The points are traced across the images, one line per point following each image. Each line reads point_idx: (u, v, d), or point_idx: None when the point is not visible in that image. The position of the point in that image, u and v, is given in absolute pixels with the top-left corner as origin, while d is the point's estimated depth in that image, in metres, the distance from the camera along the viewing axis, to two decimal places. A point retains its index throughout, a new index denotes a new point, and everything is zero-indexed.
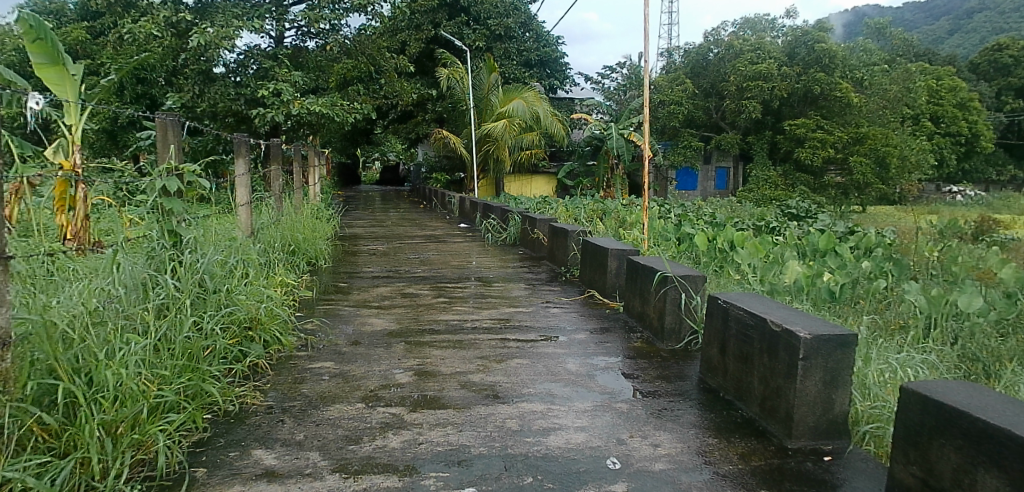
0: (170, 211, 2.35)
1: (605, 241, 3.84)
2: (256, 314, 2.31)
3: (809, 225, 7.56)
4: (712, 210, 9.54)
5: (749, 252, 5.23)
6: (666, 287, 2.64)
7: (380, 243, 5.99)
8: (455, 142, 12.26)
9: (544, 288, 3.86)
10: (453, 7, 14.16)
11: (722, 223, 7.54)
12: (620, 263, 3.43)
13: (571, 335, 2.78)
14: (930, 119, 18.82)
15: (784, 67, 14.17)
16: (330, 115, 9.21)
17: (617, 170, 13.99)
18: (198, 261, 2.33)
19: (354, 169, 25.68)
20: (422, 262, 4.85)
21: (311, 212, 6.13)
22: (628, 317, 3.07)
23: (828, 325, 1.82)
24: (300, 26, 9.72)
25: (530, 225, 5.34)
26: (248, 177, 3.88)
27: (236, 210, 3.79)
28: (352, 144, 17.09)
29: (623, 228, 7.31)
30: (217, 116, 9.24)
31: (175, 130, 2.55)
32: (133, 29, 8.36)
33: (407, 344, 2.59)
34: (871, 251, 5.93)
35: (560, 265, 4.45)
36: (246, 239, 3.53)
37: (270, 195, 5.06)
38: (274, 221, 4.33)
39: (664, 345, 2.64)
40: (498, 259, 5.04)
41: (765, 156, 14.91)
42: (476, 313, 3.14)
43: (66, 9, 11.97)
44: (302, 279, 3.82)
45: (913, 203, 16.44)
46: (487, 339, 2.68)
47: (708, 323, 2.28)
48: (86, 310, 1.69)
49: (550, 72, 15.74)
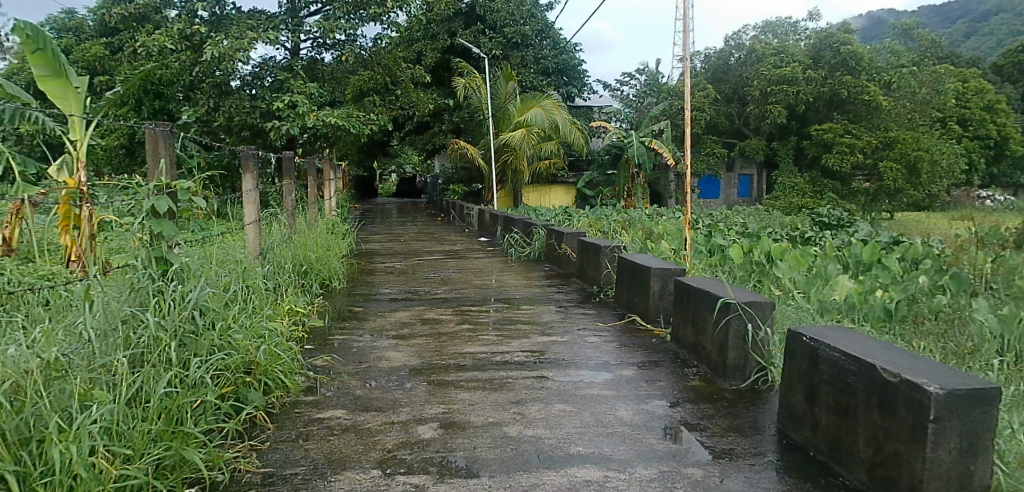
0: (160, 235, 2.05)
1: (643, 257, 3.49)
2: (256, 357, 2.00)
3: (848, 234, 7.08)
4: (741, 219, 9.12)
5: (790, 265, 4.83)
6: (728, 316, 2.28)
7: (398, 260, 5.68)
8: (472, 153, 11.97)
9: (576, 311, 3.50)
10: (468, 16, 14.01)
11: (754, 234, 7.11)
12: (664, 283, 3.06)
13: (616, 373, 2.42)
14: (957, 122, 18.17)
15: (809, 71, 13.74)
16: (346, 127, 8.99)
17: (638, 179, 13.61)
18: (191, 293, 2.02)
19: (371, 182, 25.64)
20: (443, 282, 4.51)
21: (325, 227, 5.85)
22: (678, 348, 2.71)
23: (957, 375, 1.44)
24: (315, 37, 9.54)
25: (556, 239, 5.00)
26: (256, 194, 3.58)
27: (244, 230, 3.49)
28: (368, 157, 16.93)
29: (650, 240, 6.92)
30: (233, 130, 9.07)
31: (168, 143, 2.26)
32: (147, 42, 8.23)
33: (430, 385, 2.25)
34: (919, 262, 5.49)
35: (592, 284, 4.09)
36: (252, 262, 3.23)
37: (282, 212, 4.77)
38: (285, 240, 4.04)
39: (727, 384, 2.28)
40: (522, 277, 4.70)
41: (791, 163, 14.40)
42: (505, 343, 2.80)
43: (85, 25, 11.97)
44: (315, 305, 3.51)
45: (945, 209, 15.82)
46: (521, 377, 2.33)
47: (789, 362, 1.91)
48: (44, 361, 1.40)
49: (568, 80, 15.44)
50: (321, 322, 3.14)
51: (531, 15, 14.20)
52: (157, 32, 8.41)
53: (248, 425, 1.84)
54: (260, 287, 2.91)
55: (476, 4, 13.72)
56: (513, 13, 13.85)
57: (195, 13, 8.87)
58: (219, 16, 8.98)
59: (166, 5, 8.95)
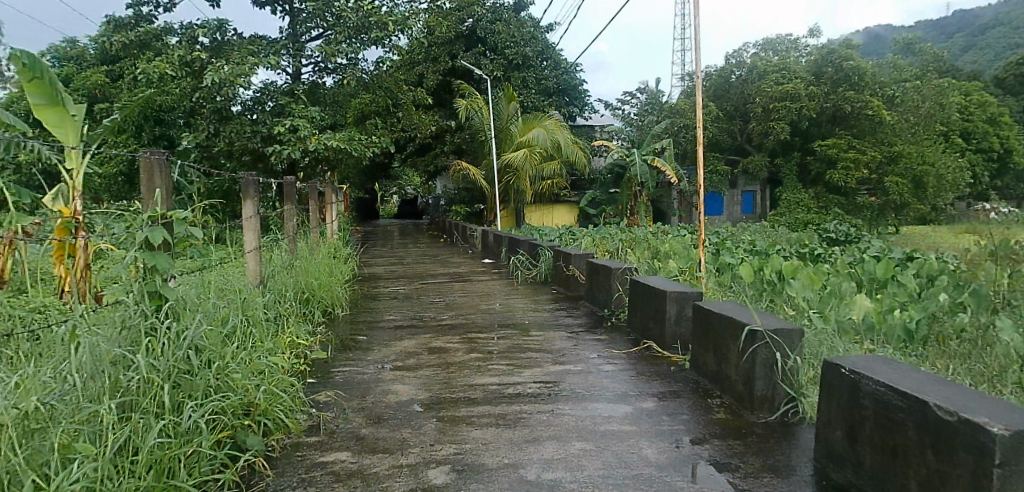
0: (155, 269, 1.95)
1: (658, 280, 3.38)
2: (256, 396, 1.88)
3: (859, 250, 6.95)
4: (749, 236, 9.01)
5: (804, 283, 4.68)
6: (754, 345, 2.17)
7: (402, 284, 5.56)
8: (475, 174, 11.89)
9: (588, 337, 3.37)
10: (469, 38, 14.09)
11: (763, 251, 6.99)
12: (681, 308, 2.94)
13: (636, 405, 2.29)
14: (960, 135, 18.13)
15: (811, 87, 13.74)
16: (347, 150, 8.94)
17: (641, 197, 13.51)
18: (186, 329, 1.91)
19: (372, 204, 25.62)
20: (448, 306, 4.38)
21: (327, 252, 5.75)
22: (700, 376, 2.58)
23: (1018, 414, 1.32)
24: (317, 62, 9.54)
25: (564, 261, 4.89)
26: (256, 220, 3.48)
27: (244, 257, 3.39)
28: (370, 179, 16.90)
29: (657, 259, 6.79)
30: (233, 155, 9.04)
31: (164, 171, 2.16)
32: (147, 69, 8.22)
33: (440, 422, 2.11)
34: (934, 278, 5.34)
35: (602, 307, 3.97)
36: (252, 291, 3.12)
37: (283, 238, 4.67)
38: (286, 267, 3.94)
39: (755, 417, 2.15)
40: (530, 300, 4.57)
41: (795, 179, 14.32)
42: (517, 374, 2.66)
43: (85, 53, 12.06)
44: (317, 335, 3.38)
45: (952, 223, 15.71)
46: (537, 411, 2.20)
47: (826, 395, 1.79)
48: (22, 413, 1.28)
49: (569, 100, 15.45)
50: (324, 354, 3.01)
51: (532, 36, 14.20)
52: (157, 58, 8.41)
53: (246, 472, 1.71)
54: (260, 319, 2.79)
55: (477, 26, 13.80)
56: (514, 34, 13.90)
57: (196, 40, 8.88)
58: (219, 42, 8.98)
59: (166, 32, 8.96)
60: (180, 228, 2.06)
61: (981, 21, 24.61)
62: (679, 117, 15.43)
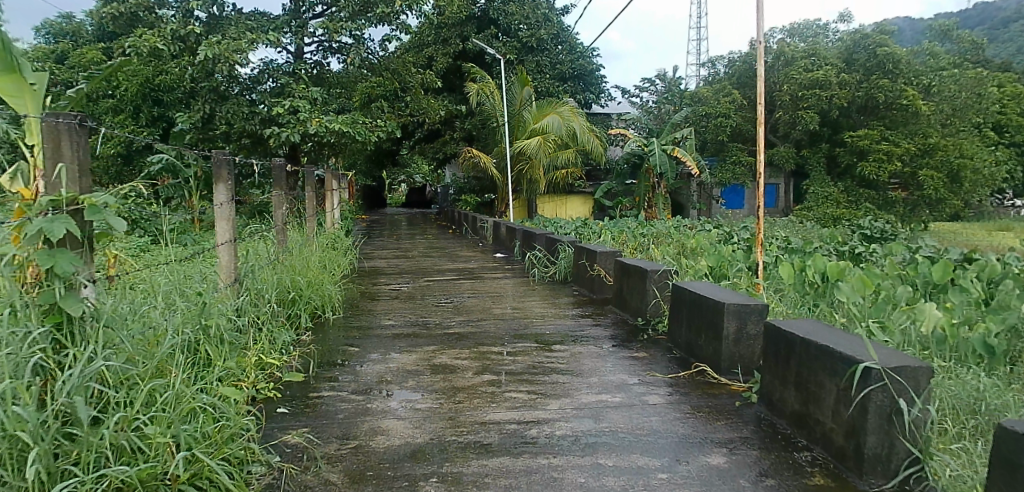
0: (50, 271, 1.41)
1: (707, 286, 2.84)
2: (180, 460, 1.33)
3: (909, 248, 6.28)
4: (778, 232, 8.37)
5: (853, 286, 4.03)
6: (868, 388, 1.59)
7: (404, 281, 5.03)
8: (486, 162, 11.29)
9: (621, 354, 2.81)
10: (481, 20, 13.44)
11: (800, 249, 6.38)
12: (740, 324, 2.41)
13: (699, 460, 1.73)
14: (993, 129, 17.25)
15: (843, 74, 13.03)
16: (351, 134, 8.39)
17: (658, 189, 12.91)
18: (86, 360, 1.36)
19: (380, 193, 25.22)
20: (456, 310, 3.83)
21: (323, 244, 5.21)
22: (774, 417, 2.03)
23: None
24: (321, 41, 9.01)
25: (587, 259, 4.34)
26: (232, 208, 2.96)
27: (215, 251, 2.88)
28: (377, 166, 16.41)
29: (683, 255, 6.20)
30: (232, 137, 8.57)
31: (75, 141, 1.63)
32: (139, 43, 7.72)
33: (440, 486, 1.56)
34: (1000, 283, 4.64)
35: (635, 315, 3.41)
36: (220, 296, 2.59)
37: (272, 229, 4.12)
38: (270, 262, 3.42)
39: (863, 483, 1.60)
40: (549, 303, 4.03)
41: (823, 172, 13.60)
42: (541, 407, 2.11)
43: (83, 30, 11.59)
44: (301, 349, 2.84)
45: (985, 220, 14.92)
46: (571, 470, 1.64)
47: (1007, 476, 1.22)
48: None
49: (585, 86, 14.77)
50: (307, 373, 2.47)
51: (547, 19, 13.63)
52: (150, 32, 7.88)
53: None
54: (225, 334, 2.27)
55: (490, 7, 13.21)
56: (528, 15, 13.31)
57: (192, 14, 8.31)
58: (217, 17, 8.42)
59: (160, 5, 8.42)
60: (92, 216, 1.52)
61: (1006, 11, 23.51)
62: (701, 104, 14.75)
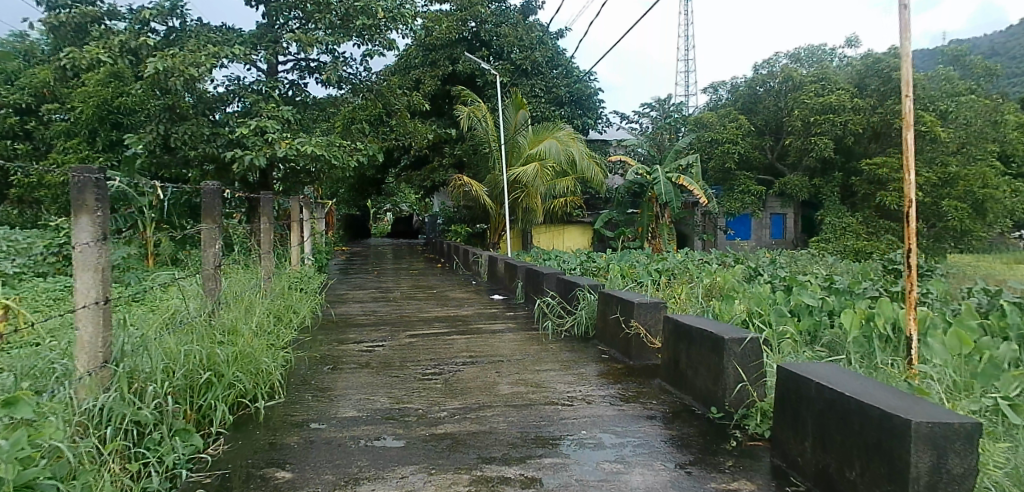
0: None
1: (839, 374, 1.84)
2: None
3: (980, 289, 5.33)
4: (811, 269, 7.34)
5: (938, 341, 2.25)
6: None
7: (381, 336, 3.98)
8: (478, 190, 10.33)
9: (710, 487, 1.75)
10: (471, 42, 12.64)
11: (849, 288, 5.44)
12: (936, 456, 1.41)
13: None
14: (1002, 159, 16.70)
15: (856, 99, 12.34)
16: (326, 158, 7.34)
17: (662, 218, 11.93)
18: None
19: (364, 223, 24.44)
20: (448, 387, 2.77)
21: (280, 291, 4.18)
22: None
23: None
24: (297, 58, 8.07)
25: (618, 310, 3.35)
26: (96, 252, 1.84)
27: (79, 321, 1.81)
28: (360, 196, 15.50)
29: (715, 297, 5.22)
30: (193, 162, 7.55)
31: None
32: (78, 54, 6.70)
33: None
34: None
35: (707, 402, 2.39)
36: (47, 409, 1.55)
37: (198, 275, 3.06)
38: (175, 329, 2.37)
39: None
40: (573, 374, 2.98)
41: (838, 202, 12.86)
42: None
43: (38, 49, 10.62)
44: (196, 480, 1.79)
45: (1005, 253, 14.13)
46: None
47: None
48: None
49: (583, 111, 13.98)
50: None
51: (541, 41, 12.89)
52: (93, 44, 6.87)
53: None
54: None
55: (481, 28, 12.39)
56: (521, 37, 12.58)
57: (146, 25, 7.34)
58: (176, 30, 7.50)
59: (110, 15, 7.43)
60: None
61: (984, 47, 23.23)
62: (705, 130, 13.99)
